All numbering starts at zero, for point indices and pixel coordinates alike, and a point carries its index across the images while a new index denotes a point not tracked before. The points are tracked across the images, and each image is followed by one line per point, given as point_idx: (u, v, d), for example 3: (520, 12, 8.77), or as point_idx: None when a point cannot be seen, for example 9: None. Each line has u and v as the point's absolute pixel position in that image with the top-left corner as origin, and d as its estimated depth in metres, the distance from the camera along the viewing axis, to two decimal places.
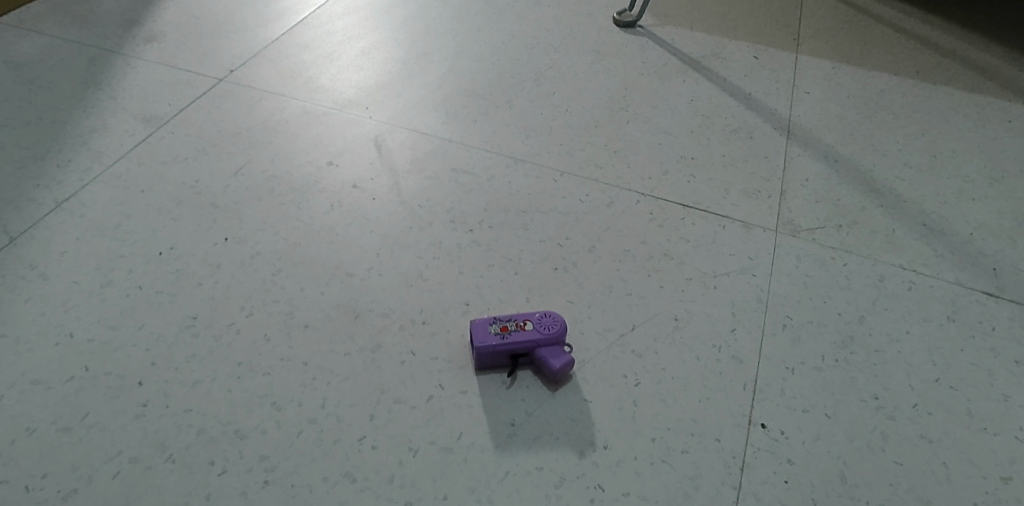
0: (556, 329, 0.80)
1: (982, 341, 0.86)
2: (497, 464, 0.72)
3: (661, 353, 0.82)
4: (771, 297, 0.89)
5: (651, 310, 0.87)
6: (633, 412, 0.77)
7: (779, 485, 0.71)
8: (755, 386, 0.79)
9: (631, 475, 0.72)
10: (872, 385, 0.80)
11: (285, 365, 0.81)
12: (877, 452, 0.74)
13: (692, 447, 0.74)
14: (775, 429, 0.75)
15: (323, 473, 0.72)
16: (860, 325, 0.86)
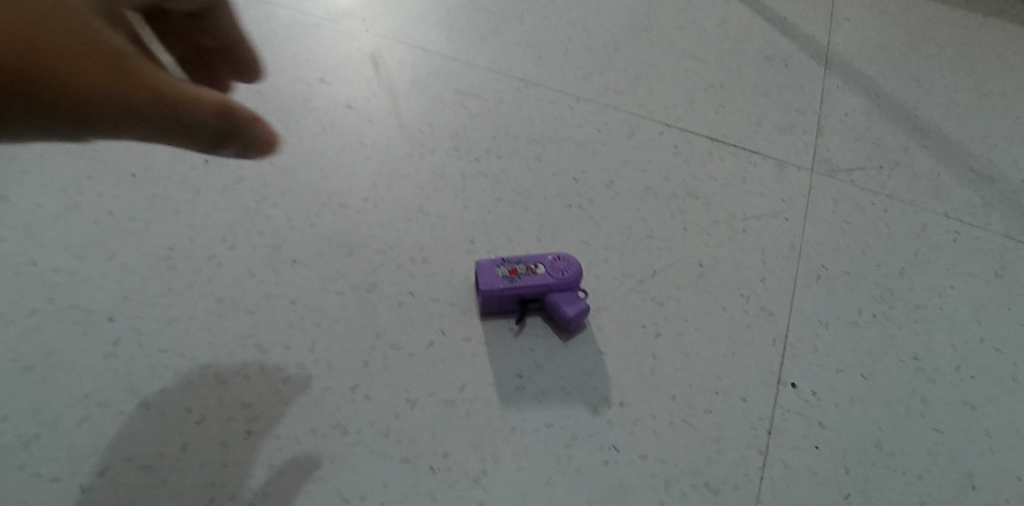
0: (569, 274, 0.72)
1: None
2: (502, 419, 0.67)
3: (684, 303, 0.75)
4: (806, 244, 0.81)
5: (674, 254, 0.79)
6: (652, 367, 0.70)
7: (809, 451, 0.65)
8: (786, 340, 0.72)
9: (648, 436, 0.66)
10: (912, 343, 0.73)
11: (271, 303, 0.74)
12: (916, 418, 0.68)
13: (716, 407, 0.68)
14: (806, 389, 0.69)
15: (312, 424, 0.66)
16: (901, 278, 0.79)
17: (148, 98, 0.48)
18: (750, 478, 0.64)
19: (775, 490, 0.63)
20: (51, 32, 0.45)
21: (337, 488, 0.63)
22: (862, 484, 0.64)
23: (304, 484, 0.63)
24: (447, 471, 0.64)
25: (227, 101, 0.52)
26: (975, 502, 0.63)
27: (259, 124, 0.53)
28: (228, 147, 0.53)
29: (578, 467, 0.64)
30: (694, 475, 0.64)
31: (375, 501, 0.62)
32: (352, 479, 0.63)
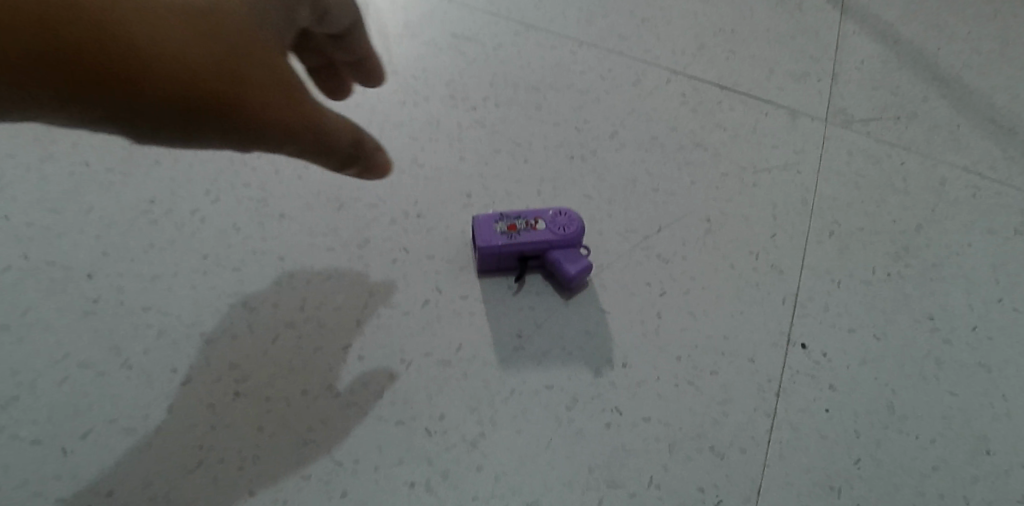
0: (571, 230, 0.68)
1: None
2: (501, 381, 0.64)
3: (690, 260, 0.72)
4: (818, 199, 0.78)
5: (681, 208, 0.75)
6: (657, 327, 0.67)
7: (819, 414, 0.63)
8: (796, 299, 0.70)
9: (652, 399, 0.63)
10: (927, 303, 0.71)
11: (258, 259, 0.70)
12: (930, 380, 0.66)
13: (723, 368, 0.65)
14: (817, 350, 0.66)
15: (302, 386, 0.63)
16: (917, 235, 0.76)
17: (305, 122, 0.51)
18: (758, 441, 0.62)
19: (783, 454, 0.61)
20: (234, 52, 0.48)
21: (329, 452, 0.60)
22: (873, 448, 0.62)
23: (295, 447, 0.60)
24: (444, 434, 0.61)
25: (359, 131, 0.56)
26: (990, 466, 0.61)
27: (378, 153, 0.58)
28: (355, 165, 0.57)
29: (580, 430, 0.62)
30: (700, 439, 0.61)
31: (369, 464, 0.60)
32: (344, 443, 0.61)
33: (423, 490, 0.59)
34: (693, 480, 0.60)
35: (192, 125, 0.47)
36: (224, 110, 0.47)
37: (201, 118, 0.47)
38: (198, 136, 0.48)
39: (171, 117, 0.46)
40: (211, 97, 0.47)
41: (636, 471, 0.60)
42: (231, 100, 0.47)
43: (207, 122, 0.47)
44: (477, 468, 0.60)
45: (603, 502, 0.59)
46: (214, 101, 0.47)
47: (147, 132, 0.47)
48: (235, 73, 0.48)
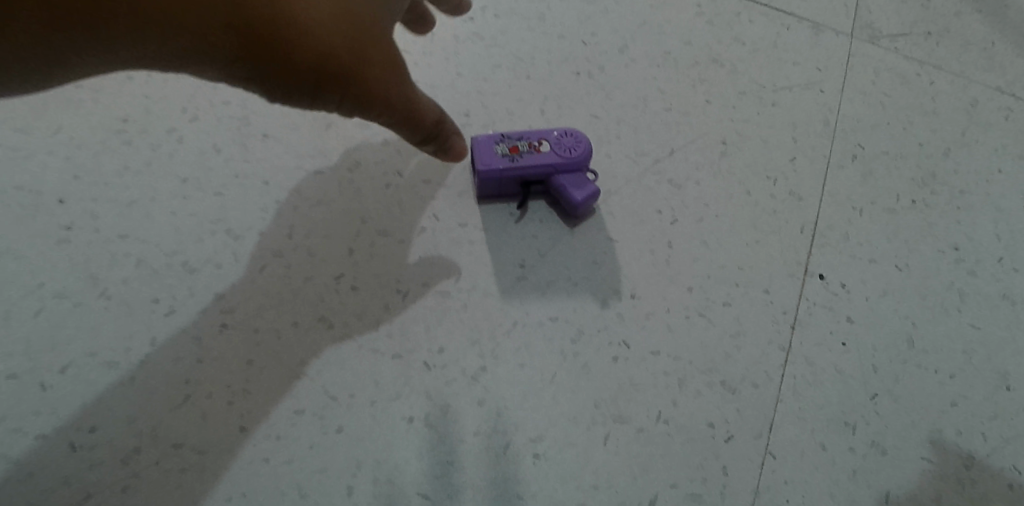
0: (578, 153, 0.64)
1: None
2: (502, 313, 0.61)
3: (704, 186, 0.67)
4: (842, 120, 0.72)
5: (695, 130, 0.70)
6: (668, 256, 0.63)
7: (835, 348, 0.60)
8: (816, 228, 0.66)
9: (661, 331, 0.60)
10: (952, 233, 0.67)
11: (241, 183, 0.65)
12: (951, 314, 0.63)
13: (735, 300, 0.62)
14: (835, 282, 0.63)
15: (292, 317, 0.60)
16: (944, 161, 0.71)
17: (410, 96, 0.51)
18: (771, 376, 0.59)
19: (797, 390, 0.59)
20: (365, 14, 0.47)
21: (323, 386, 0.58)
22: (890, 383, 0.59)
23: (286, 381, 0.57)
24: (443, 368, 0.59)
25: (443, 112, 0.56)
26: (1008, 403, 0.59)
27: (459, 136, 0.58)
28: (443, 143, 0.57)
29: (586, 364, 0.59)
30: (711, 373, 0.59)
31: (364, 399, 0.57)
32: (339, 377, 0.58)
33: (422, 426, 0.57)
34: (703, 415, 0.57)
35: (313, 87, 0.46)
36: (350, 74, 0.47)
37: (325, 81, 0.46)
38: (316, 99, 0.47)
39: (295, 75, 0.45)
40: (340, 59, 0.46)
41: (643, 406, 0.58)
42: (356, 64, 0.47)
43: (330, 85, 0.46)
44: (478, 403, 0.57)
45: (609, 437, 0.57)
46: (343, 62, 0.46)
47: (267, 87, 0.46)
48: (362, 36, 0.47)
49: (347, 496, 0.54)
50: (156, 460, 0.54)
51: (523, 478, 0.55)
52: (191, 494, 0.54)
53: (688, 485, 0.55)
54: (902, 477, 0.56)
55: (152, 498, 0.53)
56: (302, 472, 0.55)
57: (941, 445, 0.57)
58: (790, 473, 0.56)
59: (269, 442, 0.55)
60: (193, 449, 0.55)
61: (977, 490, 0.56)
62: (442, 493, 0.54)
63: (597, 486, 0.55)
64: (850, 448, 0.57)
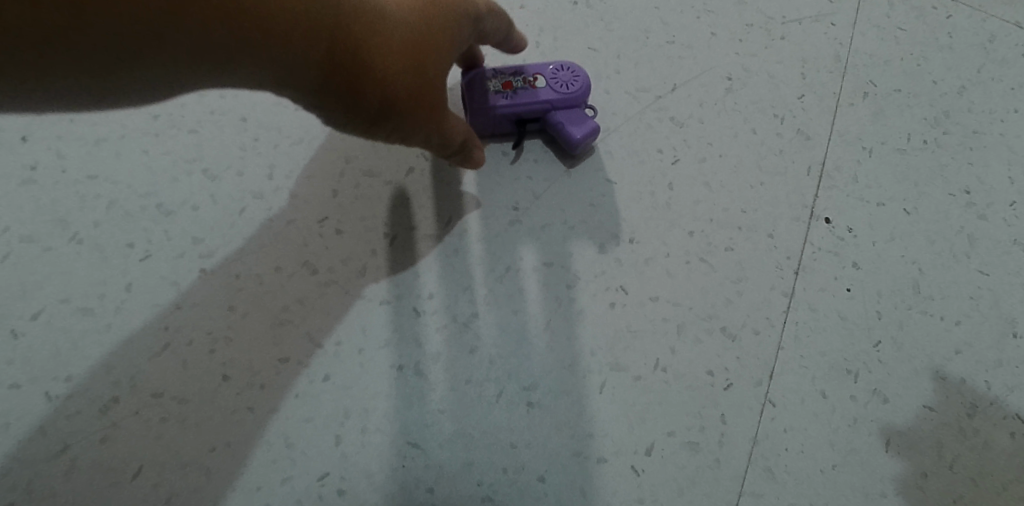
0: (575, 88, 0.60)
1: None
2: (495, 258, 0.58)
3: (708, 125, 0.64)
4: (854, 54, 0.68)
5: (698, 65, 0.66)
6: (669, 199, 0.61)
7: (839, 294, 0.58)
8: (823, 169, 0.63)
9: (660, 276, 0.58)
10: (965, 175, 0.64)
11: (217, 121, 0.61)
12: (960, 259, 0.60)
13: (738, 245, 0.59)
14: (842, 226, 0.61)
15: (275, 262, 0.57)
16: (959, 98, 0.67)
17: (450, 126, 0.50)
18: (772, 322, 0.57)
19: (799, 336, 0.57)
20: (432, 48, 0.45)
21: (308, 333, 0.55)
22: (894, 330, 0.58)
23: (270, 328, 0.55)
24: (432, 314, 0.56)
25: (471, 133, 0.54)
26: (1016, 350, 0.58)
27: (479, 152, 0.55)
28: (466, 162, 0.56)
29: (582, 311, 0.57)
30: (711, 320, 0.57)
31: (351, 346, 0.55)
32: (325, 324, 0.56)
33: (413, 374, 0.55)
34: (702, 362, 0.56)
35: (370, 119, 0.44)
36: (411, 112, 0.45)
37: (386, 115, 0.44)
38: (368, 129, 0.45)
39: (358, 107, 0.43)
40: (405, 96, 0.44)
41: (641, 354, 0.56)
42: (419, 101, 0.45)
43: (385, 118, 0.44)
44: (470, 351, 0.55)
45: (606, 385, 0.55)
46: (408, 99, 0.44)
47: (324, 109, 0.43)
48: (428, 73, 0.45)
49: (336, 445, 0.53)
50: (137, 409, 0.52)
51: (516, 427, 0.54)
52: (175, 445, 0.52)
53: (686, 433, 0.54)
54: (904, 426, 0.55)
55: (134, 448, 0.51)
56: (288, 421, 0.53)
57: (945, 393, 0.56)
58: (791, 421, 0.54)
59: (254, 391, 0.53)
60: (174, 398, 0.53)
61: (979, 438, 0.55)
62: (434, 442, 0.53)
63: (592, 435, 0.54)
64: (852, 396, 0.55)
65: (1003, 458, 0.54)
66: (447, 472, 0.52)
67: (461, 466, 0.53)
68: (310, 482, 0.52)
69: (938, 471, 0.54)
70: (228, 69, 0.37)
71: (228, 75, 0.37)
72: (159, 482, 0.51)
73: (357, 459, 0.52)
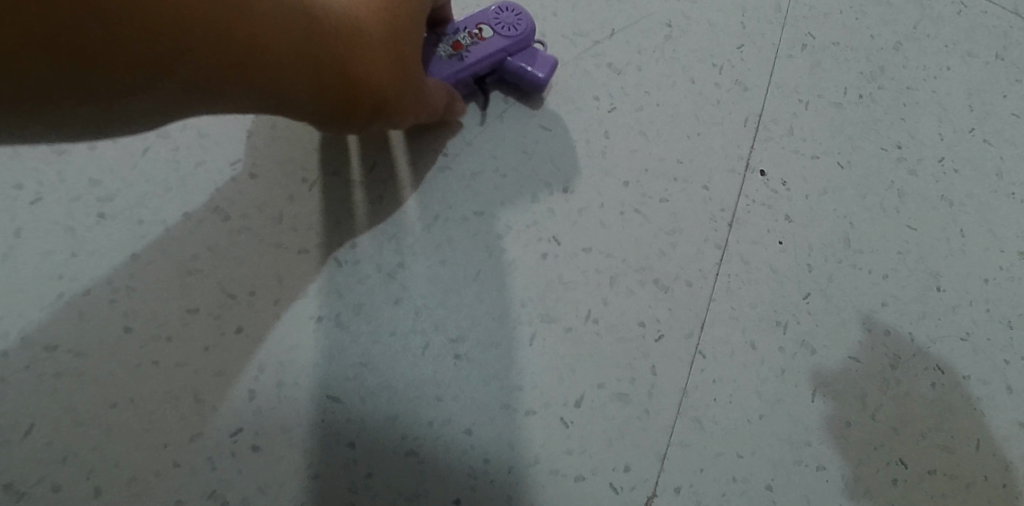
0: (523, 27, 0.55)
1: None
2: (422, 205, 0.55)
3: (646, 73, 0.62)
4: (794, 5, 0.66)
5: (637, 11, 0.64)
6: (604, 148, 0.59)
7: (771, 247, 0.58)
8: (760, 121, 0.62)
9: (594, 227, 0.56)
10: (897, 130, 0.64)
11: None
12: (889, 214, 0.61)
13: (673, 196, 0.58)
14: (776, 179, 0.60)
15: (183, 207, 0.53)
16: (894, 54, 0.66)
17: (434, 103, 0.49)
18: (705, 274, 0.56)
19: (731, 288, 0.56)
20: (410, 41, 0.44)
21: (220, 282, 0.52)
22: (823, 282, 0.58)
23: (177, 277, 0.51)
24: (354, 264, 0.53)
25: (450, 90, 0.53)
26: (938, 303, 0.59)
27: (457, 101, 0.54)
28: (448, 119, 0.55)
29: (512, 261, 0.55)
30: (644, 271, 0.56)
31: (266, 296, 0.52)
32: (237, 273, 0.52)
33: (334, 325, 0.52)
34: (634, 314, 0.55)
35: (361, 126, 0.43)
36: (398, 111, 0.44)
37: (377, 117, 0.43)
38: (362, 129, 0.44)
39: (349, 118, 0.41)
40: (395, 95, 0.43)
41: (572, 305, 0.54)
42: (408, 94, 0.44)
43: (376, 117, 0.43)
44: (394, 301, 0.53)
45: (536, 337, 0.53)
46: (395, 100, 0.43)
47: (318, 124, 0.42)
48: (409, 68, 0.44)
49: (250, 399, 0.50)
50: (28, 364, 0.48)
51: (442, 380, 0.52)
52: (71, 401, 0.48)
53: (616, 385, 0.53)
54: (830, 376, 0.55)
55: (25, 405, 0.47)
56: (198, 375, 0.50)
57: (870, 345, 0.57)
58: (720, 372, 0.54)
59: (160, 344, 0.50)
60: (69, 352, 0.49)
61: (900, 388, 0.56)
62: (355, 396, 0.51)
63: (521, 387, 0.52)
64: (780, 347, 0.55)
65: (923, 407, 0.55)
66: (369, 427, 0.50)
67: (384, 420, 0.50)
68: (221, 438, 0.49)
69: (861, 420, 0.54)
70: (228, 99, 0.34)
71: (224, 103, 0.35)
72: (53, 440, 0.47)
73: (273, 414, 0.50)
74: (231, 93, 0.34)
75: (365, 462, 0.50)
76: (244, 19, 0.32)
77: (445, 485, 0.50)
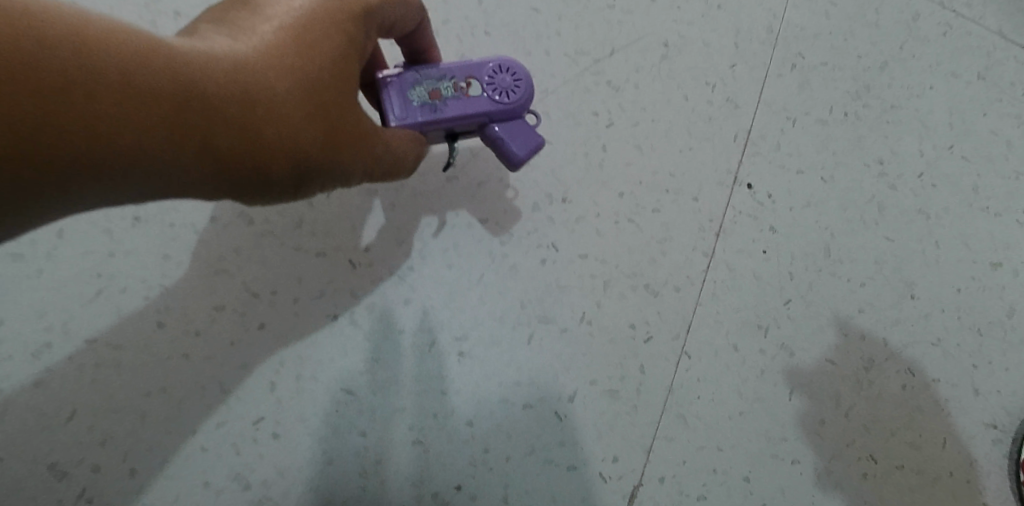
0: (516, 98, 0.51)
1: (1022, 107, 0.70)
2: (431, 213, 0.60)
3: (643, 90, 0.65)
4: (786, 26, 0.69)
5: (637, 30, 0.67)
6: (602, 160, 0.63)
7: (756, 256, 0.62)
8: (748, 137, 0.65)
9: (590, 234, 0.61)
10: (879, 146, 0.67)
11: None
12: (868, 226, 0.65)
13: (665, 207, 0.62)
14: (762, 191, 0.64)
15: (211, 212, 0.57)
16: (880, 73, 0.70)
17: (394, 152, 0.46)
18: (693, 280, 0.60)
19: (717, 294, 0.60)
20: (323, 76, 0.41)
21: (244, 282, 0.56)
22: (804, 290, 0.62)
23: (205, 277, 0.56)
24: (368, 267, 0.58)
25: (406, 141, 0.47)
26: (912, 310, 0.63)
27: (423, 146, 0.49)
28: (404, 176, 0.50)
29: (514, 266, 0.59)
30: (636, 277, 0.60)
31: (287, 295, 0.56)
32: (260, 274, 0.56)
33: (348, 323, 0.56)
34: (625, 317, 0.59)
35: (288, 182, 0.40)
36: (330, 157, 0.41)
37: (311, 174, 0.41)
38: (303, 189, 0.42)
39: (268, 175, 0.38)
40: (325, 148, 0.41)
41: (567, 308, 0.59)
42: (346, 144, 0.42)
43: (310, 174, 0.41)
44: (404, 302, 0.57)
45: (534, 337, 0.58)
46: (317, 145, 0.40)
47: (255, 193, 0.39)
48: (328, 107, 0.41)
49: (271, 391, 0.54)
50: (70, 354, 0.53)
51: (447, 375, 0.56)
52: (109, 389, 0.53)
53: (607, 382, 0.57)
54: (807, 378, 0.59)
55: (68, 392, 0.52)
56: (223, 367, 0.54)
57: (847, 349, 0.61)
58: (704, 372, 0.58)
59: (189, 338, 0.54)
60: (108, 344, 0.53)
61: (873, 389, 0.60)
62: (366, 389, 0.55)
63: (520, 383, 0.57)
64: (761, 350, 0.60)
65: (894, 408, 0.60)
66: (378, 417, 0.55)
67: (392, 411, 0.55)
68: (244, 426, 0.53)
69: (836, 419, 0.59)
70: (131, 182, 0.33)
71: (130, 187, 0.33)
72: (93, 425, 0.52)
73: (292, 403, 0.54)
74: (129, 176, 0.32)
75: (375, 450, 0.54)
76: (82, 79, 0.29)
77: (448, 472, 0.54)
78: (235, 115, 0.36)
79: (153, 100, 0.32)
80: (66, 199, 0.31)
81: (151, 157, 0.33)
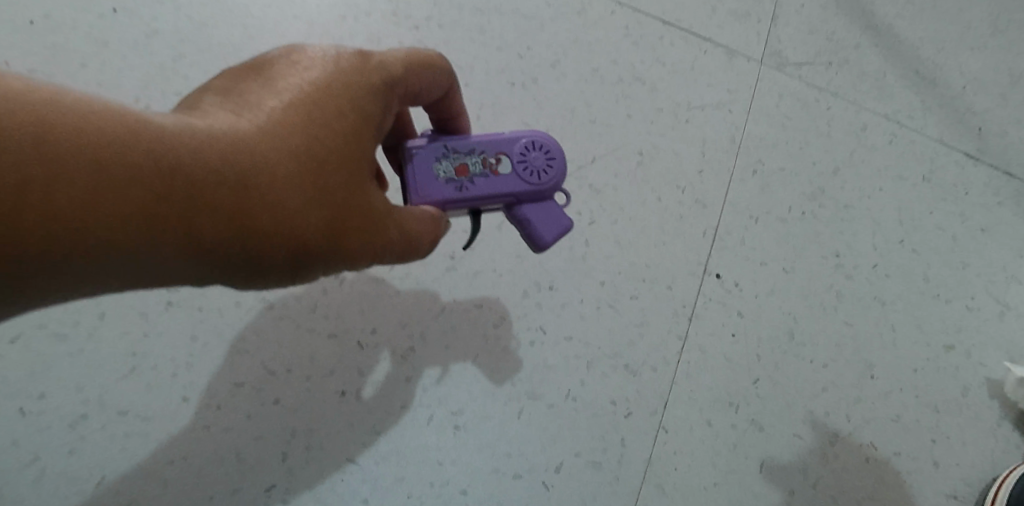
0: (545, 180, 0.55)
1: (961, 206, 0.78)
2: (431, 299, 0.66)
3: (621, 193, 0.73)
4: (746, 138, 0.77)
5: (617, 139, 0.75)
6: (585, 253, 0.70)
7: (725, 338, 0.68)
8: (715, 233, 0.73)
9: (574, 319, 0.67)
10: (836, 241, 0.75)
11: None
12: (828, 312, 0.71)
13: (642, 294, 0.69)
14: (730, 280, 0.71)
15: (235, 297, 0.63)
16: (834, 177, 0.77)
17: (400, 231, 0.47)
18: (668, 361, 0.67)
19: (690, 373, 0.67)
20: (327, 153, 0.42)
21: (263, 361, 0.62)
22: (770, 370, 0.68)
23: (228, 355, 0.62)
24: (375, 347, 0.64)
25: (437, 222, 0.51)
26: (871, 389, 0.69)
27: (444, 220, 0.52)
28: (421, 258, 0.51)
29: (506, 347, 0.65)
30: (616, 357, 0.66)
31: (300, 373, 0.62)
32: (276, 354, 0.62)
33: (355, 399, 0.62)
34: (606, 394, 0.65)
35: (287, 260, 0.41)
36: (329, 235, 0.42)
37: (310, 252, 0.41)
38: (307, 268, 0.42)
39: (262, 252, 0.39)
40: (322, 225, 0.41)
41: (555, 385, 0.65)
42: (347, 223, 0.43)
43: (309, 253, 0.41)
44: (405, 379, 0.63)
45: (524, 411, 0.63)
46: (314, 223, 0.41)
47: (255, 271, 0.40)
48: (332, 187, 0.42)
49: (283, 461, 0.60)
50: (103, 424, 0.58)
51: (443, 447, 0.62)
52: (136, 457, 0.58)
53: (591, 454, 0.63)
54: (774, 450, 0.65)
55: (100, 460, 0.57)
56: (240, 438, 0.60)
57: (812, 425, 0.67)
58: (679, 446, 0.64)
59: (211, 411, 0.60)
60: (138, 416, 0.59)
61: (836, 461, 0.66)
62: (369, 459, 0.61)
63: (510, 454, 0.62)
64: (732, 424, 0.65)
65: (855, 479, 0.66)
66: (380, 485, 0.60)
67: (392, 480, 0.60)
68: (257, 492, 0.58)
69: (803, 489, 0.65)
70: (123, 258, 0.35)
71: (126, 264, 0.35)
72: (120, 490, 0.57)
73: (301, 472, 0.59)
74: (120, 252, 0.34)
75: None
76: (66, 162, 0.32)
77: None
78: (228, 191, 0.37)
79: (139, 180, 0.34)
80: (64, 276, 0.33)
81: (139, 236, 0.34)
